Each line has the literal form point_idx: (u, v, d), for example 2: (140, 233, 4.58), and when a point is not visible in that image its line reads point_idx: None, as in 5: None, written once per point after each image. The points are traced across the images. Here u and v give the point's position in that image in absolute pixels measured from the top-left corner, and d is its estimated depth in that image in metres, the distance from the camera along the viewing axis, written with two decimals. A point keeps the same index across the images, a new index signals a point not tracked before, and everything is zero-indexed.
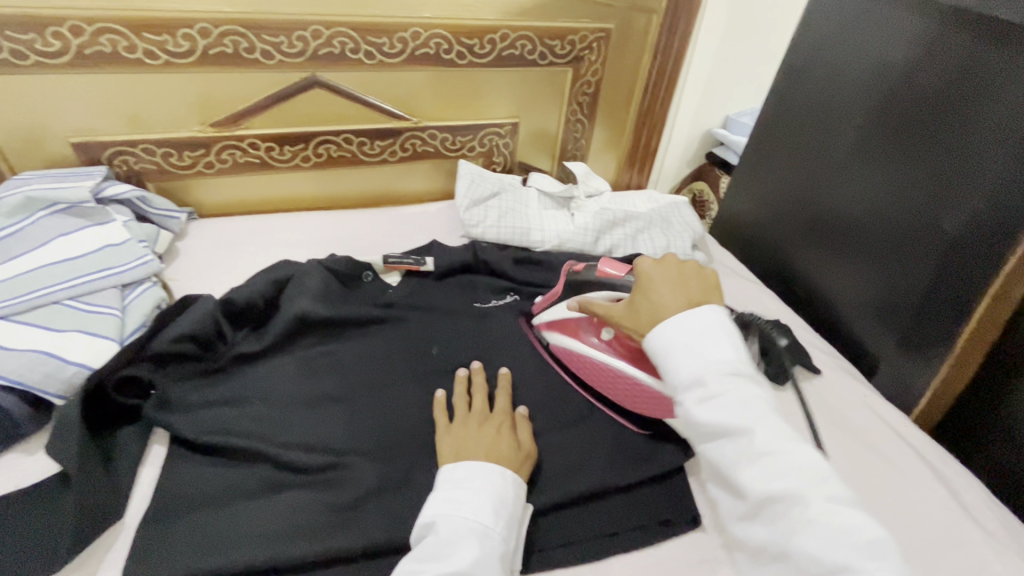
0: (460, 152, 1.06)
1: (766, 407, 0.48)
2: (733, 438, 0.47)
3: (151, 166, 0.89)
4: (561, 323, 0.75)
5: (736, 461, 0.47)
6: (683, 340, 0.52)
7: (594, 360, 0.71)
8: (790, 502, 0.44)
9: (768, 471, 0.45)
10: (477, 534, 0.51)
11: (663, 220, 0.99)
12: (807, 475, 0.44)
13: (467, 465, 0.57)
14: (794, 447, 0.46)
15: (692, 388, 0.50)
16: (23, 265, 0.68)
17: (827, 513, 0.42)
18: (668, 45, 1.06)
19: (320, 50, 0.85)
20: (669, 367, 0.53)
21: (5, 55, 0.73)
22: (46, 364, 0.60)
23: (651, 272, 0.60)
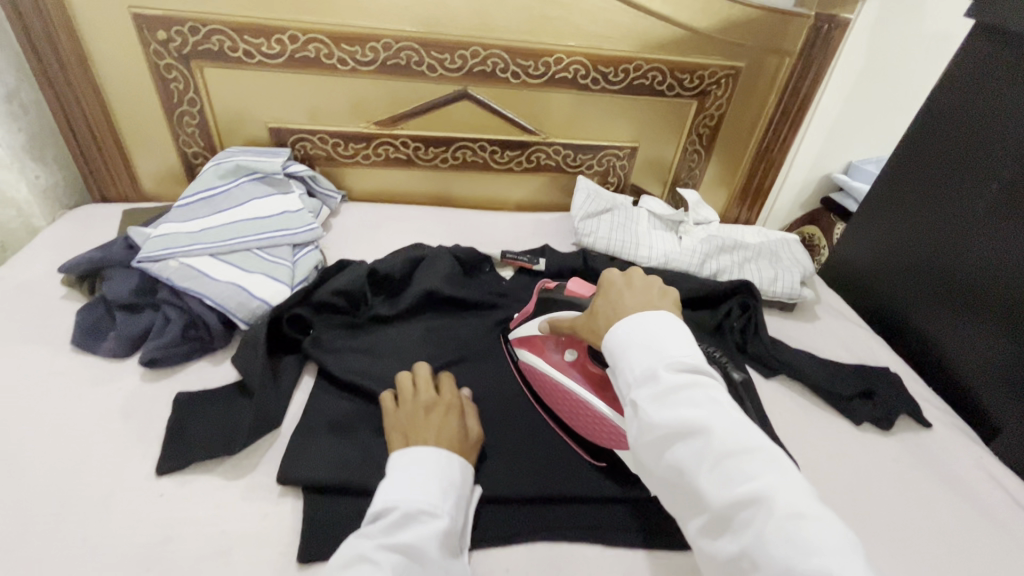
0: (578, 169, 1.14)
1: (721, 402, 0.48)
2: (690, 439, 0.47)
3: (321, 153, 1.05)
4: (530, 339, 0.74)
5: (697, 465, 0.45)
6: (641, 338, 0.53)
7: (550, 376, 0.70)
8: (753, 505, 0.42)
9: (730, 473, 0.44)
10: (425, 513, 0.52)
11: (772, 253, 1.00)
12: (771, 474, 0.44)
13: (421, 450, 0.57)
14: (757, 443, 0.46)
15: (647, 385, 0.50)
16: (226, 217, 0.85)
17: (792, 512, 0.41)
18: (797, 86, 1.07)
19: (476, 67, 0.98)
20: (625, 365, 0.53)
21: (239, 54, 0.92)
22: (240, 295, 0.75)
23: (615, 282, 0.62)
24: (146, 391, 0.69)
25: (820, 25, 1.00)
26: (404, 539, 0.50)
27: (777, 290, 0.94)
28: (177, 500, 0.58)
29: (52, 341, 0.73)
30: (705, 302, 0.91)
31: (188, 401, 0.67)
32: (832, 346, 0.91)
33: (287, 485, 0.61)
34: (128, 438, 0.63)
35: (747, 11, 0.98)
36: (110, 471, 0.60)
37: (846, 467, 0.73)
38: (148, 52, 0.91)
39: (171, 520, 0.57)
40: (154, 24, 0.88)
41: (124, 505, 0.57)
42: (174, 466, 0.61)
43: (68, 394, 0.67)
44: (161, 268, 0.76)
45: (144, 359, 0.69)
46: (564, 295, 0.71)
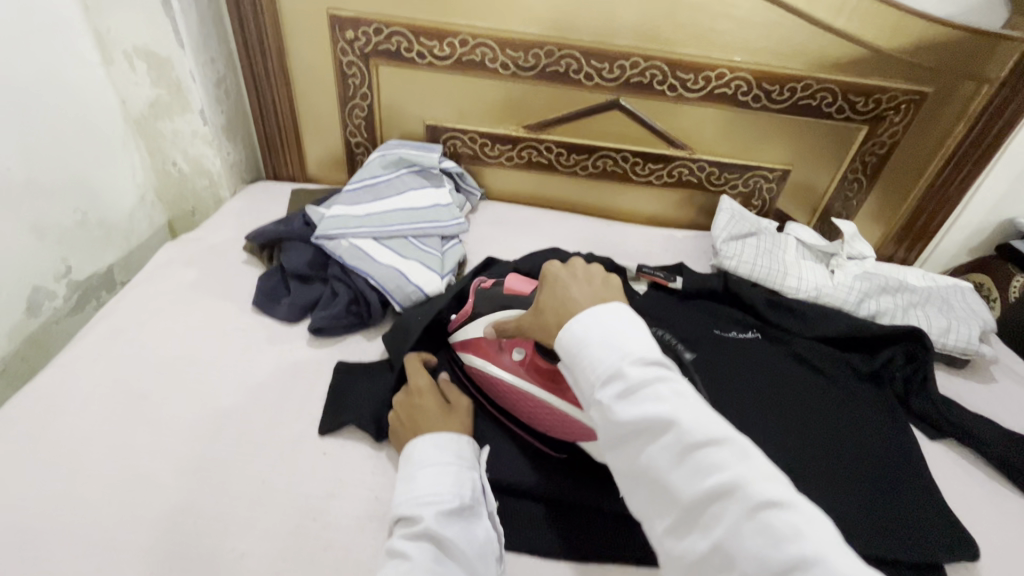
0: (721, 188, 1.10)
1: (687, 393, 0.46)
2: (659, 435, 0.44)
3: (469, 151, 1.10)
4: (475, 343, 0.72)
5: (664, 459, 0.44)
6: (598, 336, 0.49)
7: (503, 380, 0.69)
8: (724, 497, 0.41)
9: (699, 465, 0.43)
10: (429, 502, 0.54)
11: (943, 301, 0.90)
12: (740, 463, 0.42)
13: (418, 444, 0.59)
14: (723, 427, 0.44)
15: (611, 383, 0.47)
16: (385, 204, 0.91)
17: (765, 499, 0.40)
18: (993, 118, 0.95)
19: (633, 78, 0.97)
20: (584, 364, 0.49)
21: (413, 55, 0.99)
22: (397, 279, 0.80)
23: (558, 272, 0.57)
24: (313, 356, 0.76)
25: None
26: (417, 533, 0.51)
27: (950, 343, 0.84)
28: (338, 461, 0.64)
29: (239, 300, 0.83)
30: (860, 344, 0.84)
31: (348, 371, 0.73)
32: (1015, 417, 0.80)
33: None
34: (298, 396, 0.70)
35: (947, 33, 0.88)
36: (282, 425, 0.67)
37: None
38: (336, 49, 1.00)
39: (334, 478, 0.62)
40: (345, 24, 0.97)
41: (293, 457, 0.63)
42: (334, 428, 0.66)
43: (249, 349, 0.76)
44: (335, 246, 0.84)
45: (314, 326, 0.76)
46: (505, 292, 0.69)
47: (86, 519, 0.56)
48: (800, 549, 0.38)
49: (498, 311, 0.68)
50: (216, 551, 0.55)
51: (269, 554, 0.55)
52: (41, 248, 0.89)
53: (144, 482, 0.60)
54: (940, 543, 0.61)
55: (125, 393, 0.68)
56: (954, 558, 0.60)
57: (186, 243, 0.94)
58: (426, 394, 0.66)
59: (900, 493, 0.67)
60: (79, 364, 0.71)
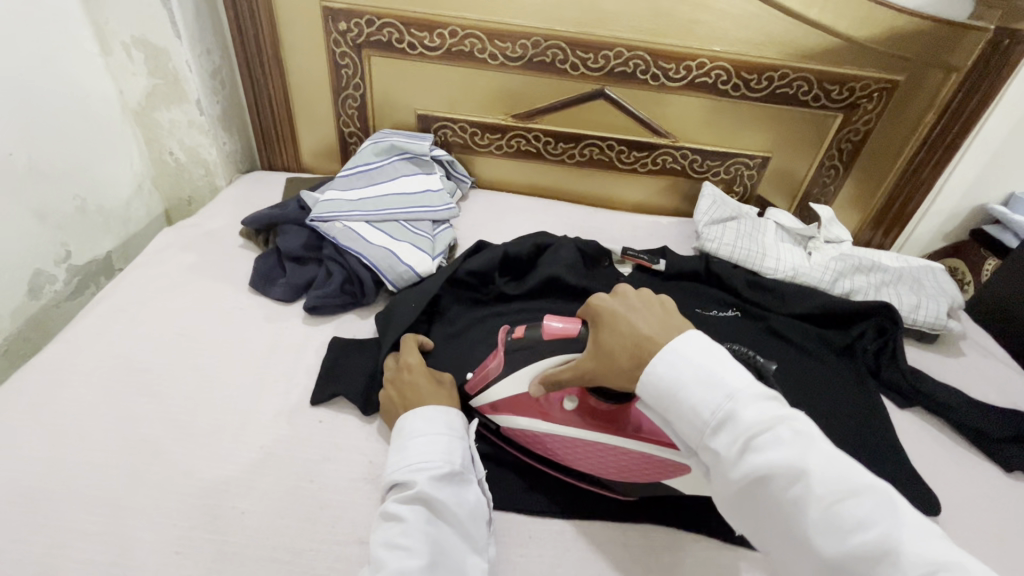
0: (704, 175, 1.14)
1: (809, 434, 0.45)
2: (790, 487, 0.43)
3: (459, 140, 1.14)
4: (517, 401, 0.64)
5: (801, 512, 0.43)
6: (692, 371, 0.48)
7: (562, 436, 0.63)
8: (879, 555, 0.40)
9: (840, 519, 0.42)
10: (421, 468, 0.56)
11: (914, 280, 0.94)
12: (885, 516, 0.41)
13: (410, 415, 0.61)
14: (859, 475, 0.44)
15: (726, 430, 0.46)
16: (378, 190, 0.94)
17: (916, 552, 0.39)
18: (961, 106, 1.00)
19: (617, 68, 1.00)
20: (684, 408, 0.48)
21: (404, 45, 1.02)
22: (389, 259, 0.83)
23: (607, 304, 0.56)
24: (309, 333, 0.78)
25: (999, 40, 0.92)
26: (409, 496, 0.54)
27: (919, 319, 0.88)
28: (334, 429, 0.67)
29: (236, 281, 0.86)
30: (834, 321, 0.88)
31: (343, 347, 0.76)
32: (980, 387, 0.83)
33: None
34: (295, 369, 0.73)
35: (915, 23, 0.93)
36: (279, 395, 0.70)
37: (990, 513, 0.67)
38: (329, 40, 1.03)
39: (328, 445, 0.65)
40: (338, 15, 1.00)
41: (289, 425, 0.66)
42: (327, 398, 0.69)
43: (245, 326, 0.78)
44: (329, 229, 0.86)
45: (308, 305, 0.79)
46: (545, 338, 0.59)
47: (92, 480, 0.59)
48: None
49: (545, 360, 0.61)
50: (217, 509, 0.58)
51: (267, 512, 0.58)
52: (41, 231, 0.92)
53: (146, 447, 0.62)
54: (904, 499, 0.65)
55: (127, 366, 0.71)
56: None
57: (183, 228, 0.96)
58: (415, 368, 0.68)
59: (868, 455, 0.70)
60: (80, 340, 0.73)
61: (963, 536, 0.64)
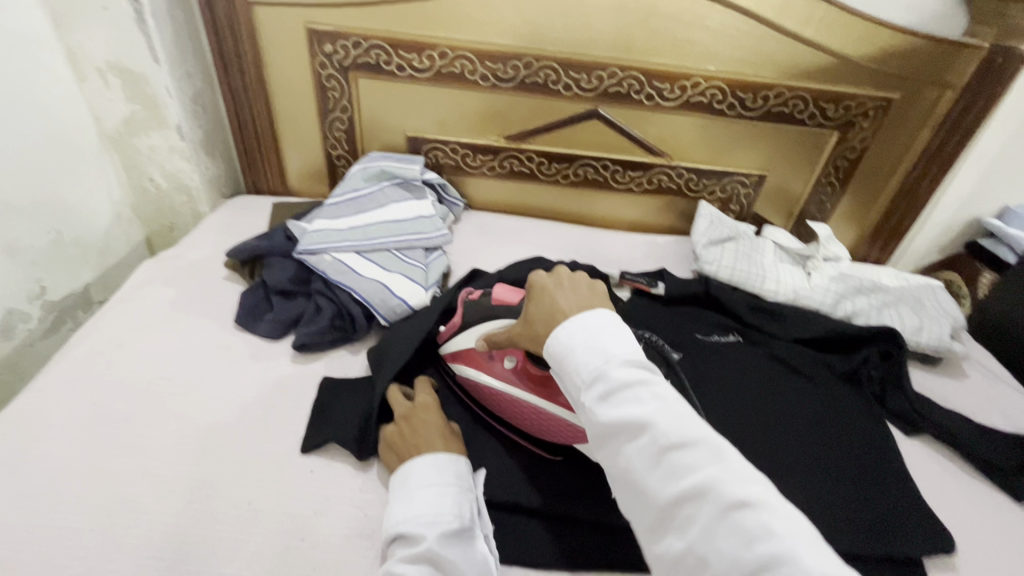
0: (700, 194, 1.12)
1: (666, 395, 0.46)
2: (636, 438, 0.44)
3: (450, 162, 1.11)
4: (466, 353, 0.73)
5: (645, 462, 0.44)
6: (583, 339, 0.50)
7: (495, 389, 0.70)
8: (699, 498, 0.41)
9: (675, 467, 0.42)
10: (430, 521, 0.53)
11: (916, 301, 0.93)
12: (716, 464, 0.42)
13: (417, 464, 0.58)
14: (700, 428, 0.44)
15: (593, 386, 0.48)
16: (368, 217, 0.91)
17: (739, 502, 0.40)
18: (956, 123, 0.99)
19: (611, 88, 0.99)
20: (568, 367, 0.50)
21: (392, 67, 0.99)
22: (381, 293, 0.80)
23: (541, 282, 0.59)
24: (298, 372, 0.75)
25: (994, 58, 0.92)
26: (418, 554, 0.51)
27: (923, 341, 0.87)
28: (326, 479, 0.63)
29: (221, 317, 0.82)
30: (838, 344, 0.86)
31: (334, 387, 0.72)
32: (988, 411, 0.82)
33: None
34: (284, 414, 0.70)
35: (910, 41, 0.92)
36: (268, 443, 0.66)
37: (1007, 548, 0.65)
38: (314, 62, 1.00)
39: (320, 497, 0.61)
40: (323, 37, 0.97)
41: (278, 477, 0.63)
42: (318, 446, 0.65)
43: (231, 367, 0.75)
44: (317, 261, 0.83)
45: (297, 343, 0.75)
46: (491, 301, 0.71)
47: (68, 548, 0.55)
48: (773, 550, 0.37)
49: (489, 323, 0.70)
50: (202, 575, 0.54)
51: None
52: (12, 268, 0.87)
53: (125, 508, 0.58)
54: (920, 537, 0.63)
55: (105, 416, 0.67)
56: (933, 553, 0.62)
57: (165, 260, 0.92)
58: (429, 408, 0.66)
59: (879, 490, 0.68)
60: (55, 389, 0.69)
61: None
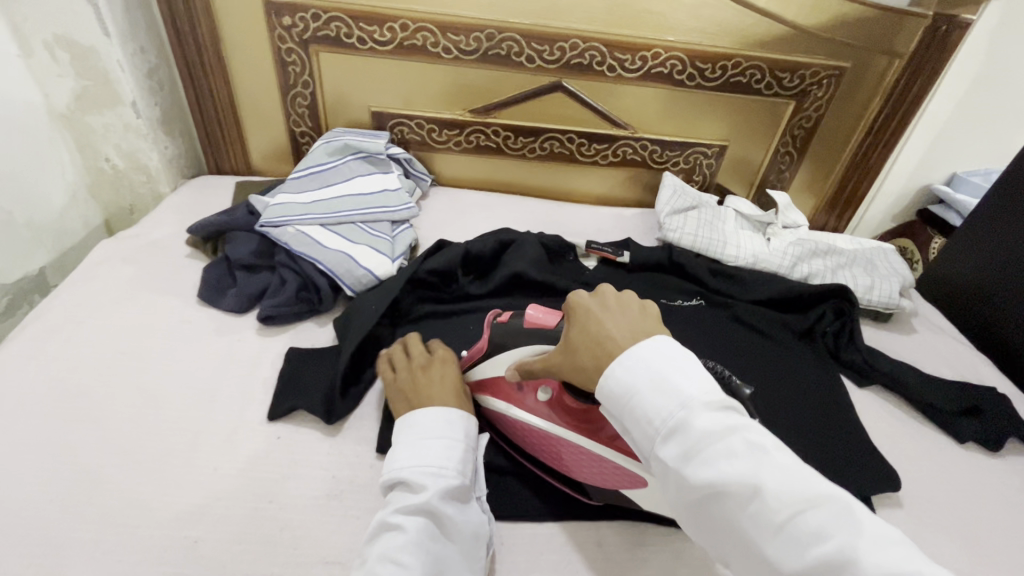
0: (664, 166, 1.14)
1: (764, 447, 0.42)
2: (744, 502, 0.41)
3: (416, 137, 1.11)
4: (494, 384, 0.66)
5: (758, 529, 0.40)
6: (650, 381, 0.46)
7: (532, 426, 0.63)
8: (833, 570, 0.38)
9: (796, 533, 0.39)
10: (430, 473, 0.55)
11: (868, 262, 0.97)
12: (842, 526, 0.39)
13: (428, 414, 0.59)
14: (817, 484, 0.41)
15: (676, 442, 0.43)
16: (332, 191, 0.91)
17: (874, 566, 0.37)
18: (905, 91, 1.03)
19: (573, 60, 0.99)
20: (640, 415, 0.46)
21: (353, 40, 0.98)
22: (346, 263, 0.80)
23: (586, 303, 0.54)
24: (265, 344, 0.75)
25: (938, 26, 0.95)
26: (417, 504, 0.52)
27: (874, 299, 0.90)
28: (293, 444, 0.63)
29: (184, 293, 0.81)
30: (794, 305, 0.89)
31: (300, 357, 0.72)
32: (934, 363, 0.86)
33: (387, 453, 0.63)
34: (250, 383, 0.69)
35: (859, 9, 0.95)
36: (234, 411, 0.66)
37: (948, 484, 0.69)
38: (273, 36, 0.98)
39: (287, 461, 0.62)
40: (281, 10, 0.95)
41: (245, 443, 0.63)
42: (284, 413, 0.65)
43: (195, 341, 0.74)
44: (280, 234, 0.82)
45: (261, 315, 0.75)
46: (525, 325, 0.62)
47: (29, 517, 0.54)
48: None
49: (517, 350, 0.62)
50: (168, 538, 0.54)
51: (223, 538, 0.55)
52: None
53: (87, 478, 0.58)
54: (866, 476, 0.67)
55: (63, 391, 0.66)
56: (879, 490, 0.65)
57: (124, 238, 0.90)
58: (448, 362, 0.68)
59: (831, 436, 0.72)
60: (9, 366, 0.68)
61: (923, 509, 0.66)
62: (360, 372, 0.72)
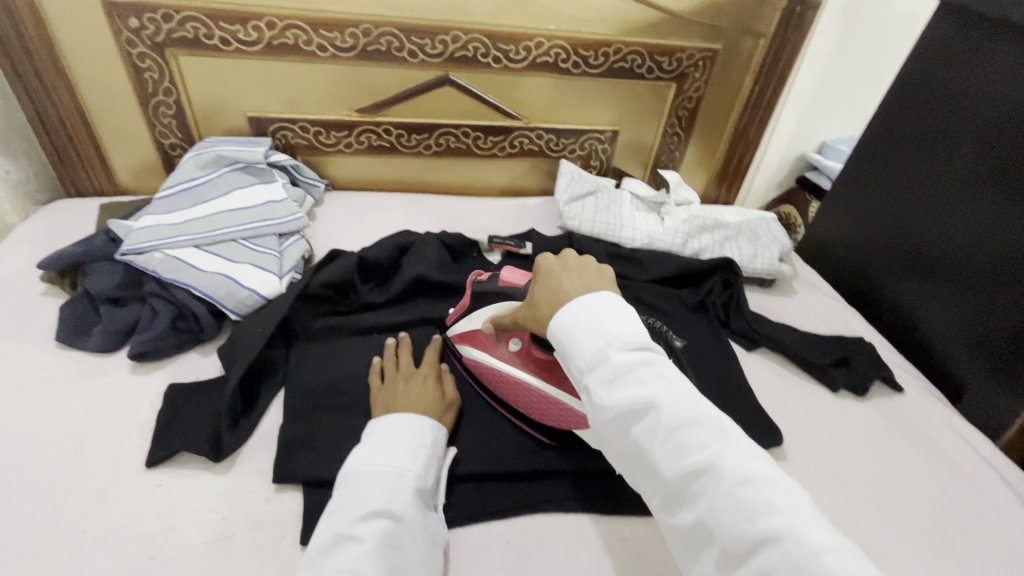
0: (562, 154, 1.16)
1: (669, 378, 0.47)
2: (641, 418, 0.45)
3: (303, 142, 1.04)
4: (471, 335, 0.72)
5: (649, 441, 0.45)
6: (586, 325, 0.51)
7: (500, 371, 0.68)
8: (704, 474, 0.42)
9: (680, 445, 0.43)
10: (391, 475, 0.54)
11: (752, 232, 1.03)
12: (720, 443, 0.43)
13: (395, 418, 0.60)
14: (708, 414, 0.45)
15: (597, 369, 0.48)
16: (209, 208, 0.84)
17: (740, 481, 0.41)
18: (772, 68, 1.10)
19: (457, 52, 0.97)
20: (574, 350, 0.51)
21: (215, 41, 0.90)
22: (227, 286, 0.74)
23: (550, 264, 0.59)
24: (140, 383, 0.68)
25: (793, 7, 1.02)
26: (375, 508, 0.51)
27: (757, 267, 0.97)
28: (177, 489, 0.59)
29: (36, 337, 0.72)
30: (687, 280, 0.94)
31: (180, 392, 0.67)
32: (813, 321, 0.94)
33: (284, 482, 0.60)
34: (123, 430, 0.63)
35: None
36: (105, 465, 0.60)
37: (825, 433, 0.76)
38: (121, 40, 0.89)
39: (171, 510, 0.57)
40: (126, 11, 0.86)
41: (120, 498, 0.57)
42: (165, 457, 0.60)
43: (54, 390, 0.66)
44: (146, 261, 0.75)
45: (131, 352, 0.68)
46: (501, 283, 0.69)
47: None
48: (773, 523, 0.38)
49: (496, 303, 0.69)
50: None
51: None
52: None
53: None
54: (755, 435, 0.71)
55: None
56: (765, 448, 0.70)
57: None
58: (429, 377, 0.68)
59: (725, 402, 0.76)
60: None
61: (804, 459, 0.72)
62: (252, 402, 0.68)
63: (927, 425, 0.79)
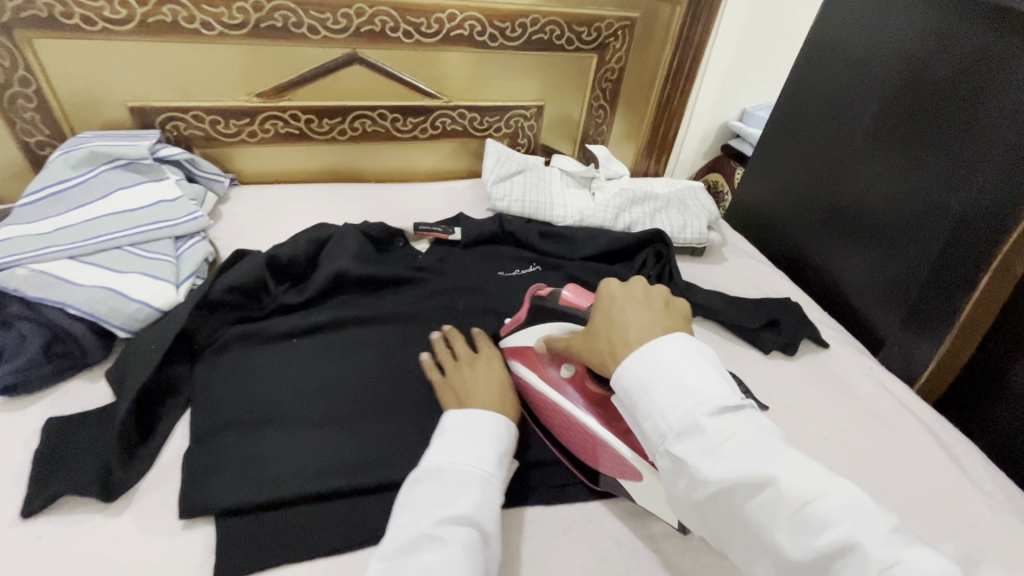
0: (487, 133, 1.11)
1: (775, 444, 0.44)
2: (754, 491, 0.42)
3: (199, 133, 0.94)
4: (523, 351, 0.67)
5: (768, 517, 0.42)
6: (666, 382, 0.47)
7: (551, 398, 0.63)
8: (840, 555, 0.39)
9: (806, 522, 0.40)
10: (479, 481, 0.50)
11: (680, 202, 1.04)
12: (851, 516, 0.40)
13: (482, 414, 0.56)
14: (834, 482, 0.42)
15: (691, 438, 0.45)
16: (86, 213, 0.74)
17: (888, 559, 0.38)
18: (690, 36, 1.10)
19: (362, 27, 0.90)
20: (655, 411, 0.47)
21: (76, 21, 0.79)
22: (112, 299, 0.66)
23: (615, 293, 0.55)
24: (12, 422, 0.59)
25: None
26: (462, 512, 0.47)
27: (687, 237, 0.97)
28: (62, 539, 0.51)
29: None
30: (619, 255, 0.93)
31: (61, 427, 0.58)
32: (742, 286, 0.95)
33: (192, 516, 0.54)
34: None
35: None
36: None
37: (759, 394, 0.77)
38: None
39: (54, 563, 0.49)
40: None
41: None
42: (44, 504, 0.52)
43: None
44: (6, 279, 0.65)
45: None
46: (563, 304, 0.63)
47: None
48: None
49: (555, 324, 0.63)
50: None
51: None
52: None
53: None
54: None
55: None
56: None
57: None
58: (493, 360, 0.66)
59: None
60: None
61: None
62: (150, 428, 0.60)
63: (850, 376, 0.82)
